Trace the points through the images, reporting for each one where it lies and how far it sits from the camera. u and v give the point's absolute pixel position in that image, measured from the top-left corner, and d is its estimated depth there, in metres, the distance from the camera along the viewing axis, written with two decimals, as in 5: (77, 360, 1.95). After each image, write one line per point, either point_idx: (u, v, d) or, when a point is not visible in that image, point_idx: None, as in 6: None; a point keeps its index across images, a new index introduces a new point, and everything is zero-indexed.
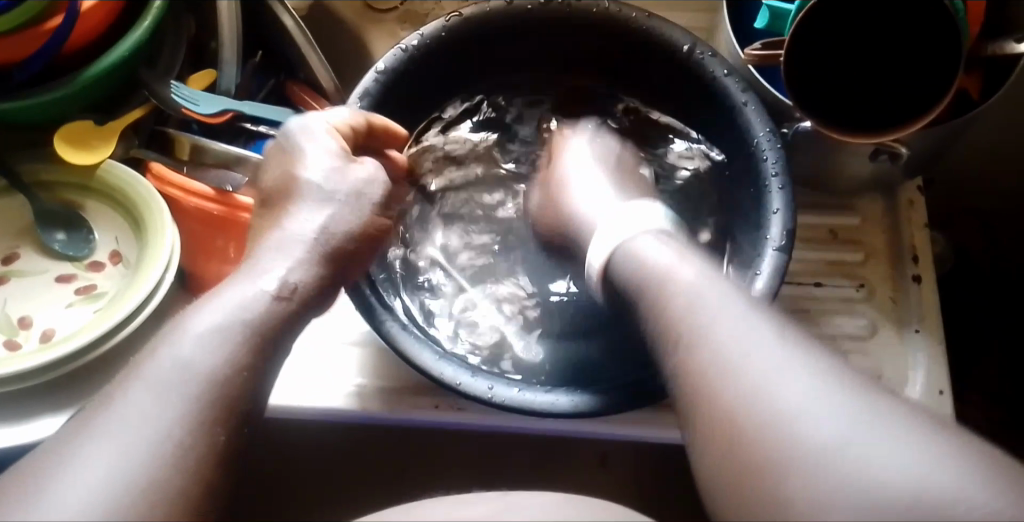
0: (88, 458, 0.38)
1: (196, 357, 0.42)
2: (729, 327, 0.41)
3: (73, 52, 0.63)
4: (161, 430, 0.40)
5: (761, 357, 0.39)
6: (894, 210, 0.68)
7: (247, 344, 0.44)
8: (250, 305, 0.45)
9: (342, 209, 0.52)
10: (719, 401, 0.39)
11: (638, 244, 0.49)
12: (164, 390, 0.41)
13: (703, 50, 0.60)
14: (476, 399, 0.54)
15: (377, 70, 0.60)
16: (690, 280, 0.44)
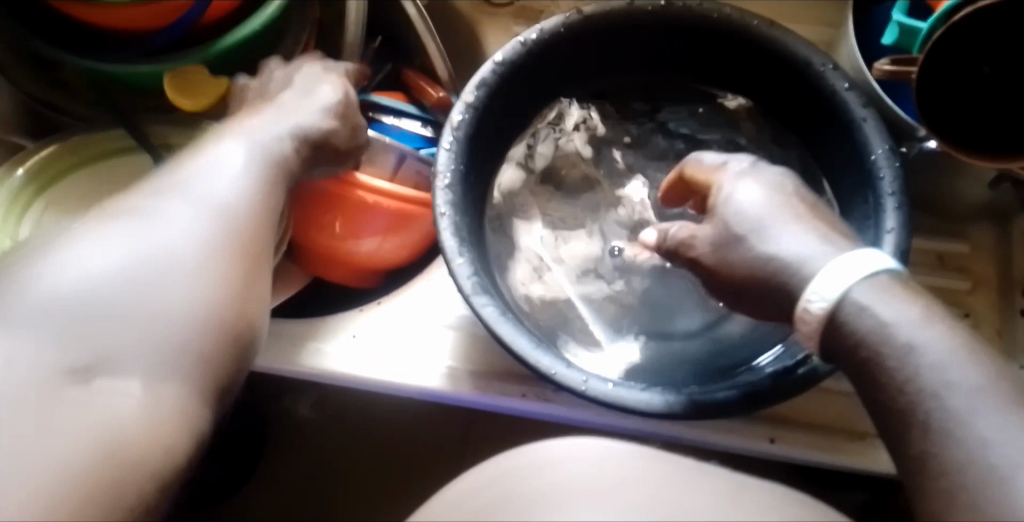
0: (82, 238, 0.46)
1: (183, 198, 0.50)
2: (979, 416, 0.41)
3: (208, 24, 0.66)
4: (111, 232, 0.46)
5: (1013, 443, 0.39)
6: (1008, 240, 0.66)
7: (221, 204, 0.50)
8: (225, 162, 0.53)
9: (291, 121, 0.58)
10: (969, 498, 0.39)
11: (867, 288, 0.45)
12: (132, 213, 0.48)
13: (825, 62, 0.59)
14: (570, 390, 0.53)
15: (495, 60, 0.60)
16: (921, 343, 0.43)
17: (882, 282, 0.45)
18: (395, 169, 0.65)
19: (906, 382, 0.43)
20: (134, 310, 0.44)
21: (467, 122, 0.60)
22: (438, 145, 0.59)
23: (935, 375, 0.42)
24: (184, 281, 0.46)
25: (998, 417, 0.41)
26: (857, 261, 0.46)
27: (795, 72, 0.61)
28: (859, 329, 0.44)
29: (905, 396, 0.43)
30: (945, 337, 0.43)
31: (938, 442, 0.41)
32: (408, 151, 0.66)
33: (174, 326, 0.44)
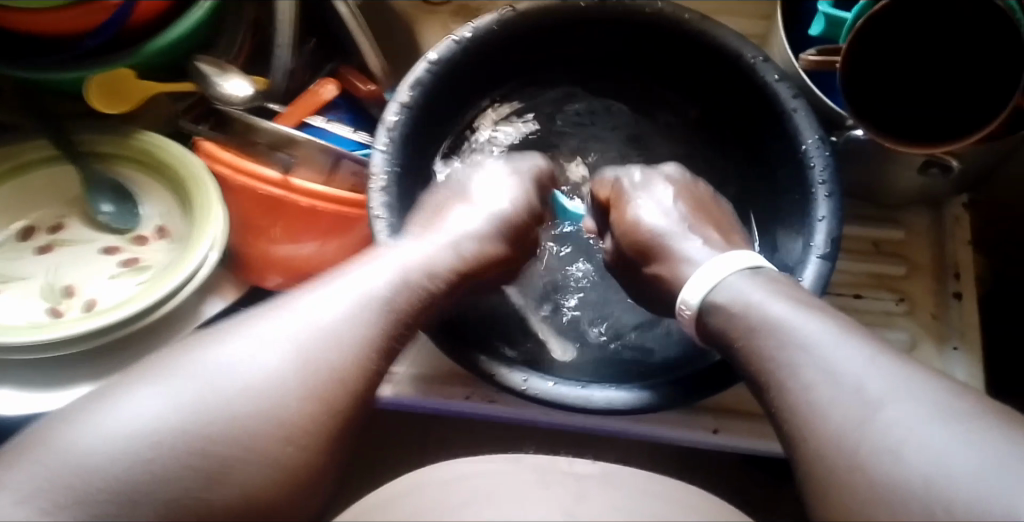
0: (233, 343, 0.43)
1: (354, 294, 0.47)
2: (841, 355, 0.42)
3: (134, 27, 0.64)
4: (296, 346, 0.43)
5: (874, 384, 0.41)
6: (940, 225, 0.67)
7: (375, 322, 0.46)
8: (368, 295, 0.47)
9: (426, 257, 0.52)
10: (839, 431, 0.40)
11: (722, 288, 0.51)
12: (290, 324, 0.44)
13: (757, 54, 0.59)
14: (512, 391, 0.53)
15: (428, 60, 0.60)
16: (781, 313, 0.46)
17: (736, 283, 0.50)
18: (331, 171, 0.64)
19: (790, 361, 0.44)
20: (246, 421, 0.40)
21: (401, 122, 0.59)
22: (372, 147, 0.58)
23: (817, 348, 0.43)
24: (294, 412, 0.41)
25: (862, 365, 0.42)
26: (733, 260, 0.52)
27: (730, 65, 0.61)
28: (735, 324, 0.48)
29: (768, 366, 0.45)
30: (817, 319, 0.45)
31: (803, 381, 0.43)
32: (344, 153, 0.63)
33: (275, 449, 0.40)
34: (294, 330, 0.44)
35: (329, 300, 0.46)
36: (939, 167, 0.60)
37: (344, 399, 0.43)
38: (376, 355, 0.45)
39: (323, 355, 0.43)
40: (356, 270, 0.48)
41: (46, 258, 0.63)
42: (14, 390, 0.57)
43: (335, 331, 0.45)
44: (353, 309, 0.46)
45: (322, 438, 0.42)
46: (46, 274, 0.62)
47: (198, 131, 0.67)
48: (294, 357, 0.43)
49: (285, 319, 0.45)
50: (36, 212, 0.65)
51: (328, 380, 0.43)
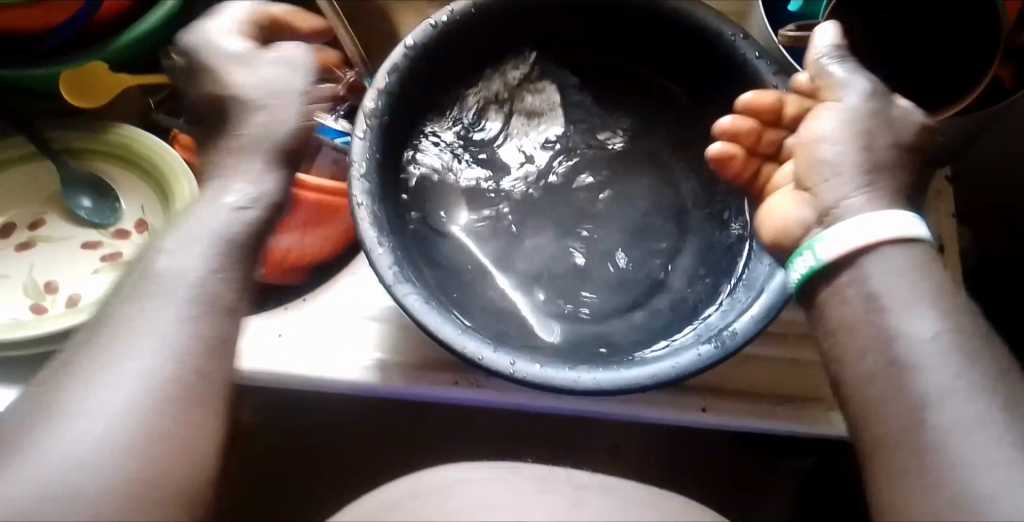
0: (97, 363, 0.41)
1: (192, 289, 0.44)
2: (916, 327, 0.40)
3: (105, 21, 0.63)
4: (159, 349, 0.42)
5: (940, 373, 0.39)
6: (922, 199, 0.68)
7: (220, 317, 0.44)
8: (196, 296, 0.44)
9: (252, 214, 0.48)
10: (909, 416, 0.39)
11: (884, 259, 0.43)
12: (157, 339, 0.42)
13: (736, 32, 0.59)
14: (500, 375, 0.53)
15: (406, 45, 0.60)
16: (894, 266, 0.42)
17: (899, 259, 0.42)
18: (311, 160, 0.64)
19: (872, 322, 0.42)
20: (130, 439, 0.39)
21: (381, 107, 0.59)
22: (352, 134, 0.58)
23: (884, 304, 0.41)
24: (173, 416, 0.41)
25: (934, 343, 0.40)
26: (883, 221, 0.43)
27: (708, 43, 0.61)
28: (864, 290, 0.42)
29: (845, 315, 0.43)
30: (918, 279, 0.42)
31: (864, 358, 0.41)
32: (324, 141, 0.64)
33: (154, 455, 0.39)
34: (124, 347, 0.42)
35: (154, 306, 0.43)
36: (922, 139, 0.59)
37: (197, 399, 0.42)
38: (207, 345, 0.43)
39: (164, 357, 0.42)
40: (192, 268, 0.45)
41: (25, 256, 0.62)
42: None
43: (167, 335, 0.42)
44: (195, 290, 0.44)
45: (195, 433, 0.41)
46: (26, 271, 0.61)
47: (172, 124, 0.66)
48: (145, 372, 0.41)
49: (134, 324, 0.43)
50: (14, 209, 0.64)
51: (179, 381, 0.41)
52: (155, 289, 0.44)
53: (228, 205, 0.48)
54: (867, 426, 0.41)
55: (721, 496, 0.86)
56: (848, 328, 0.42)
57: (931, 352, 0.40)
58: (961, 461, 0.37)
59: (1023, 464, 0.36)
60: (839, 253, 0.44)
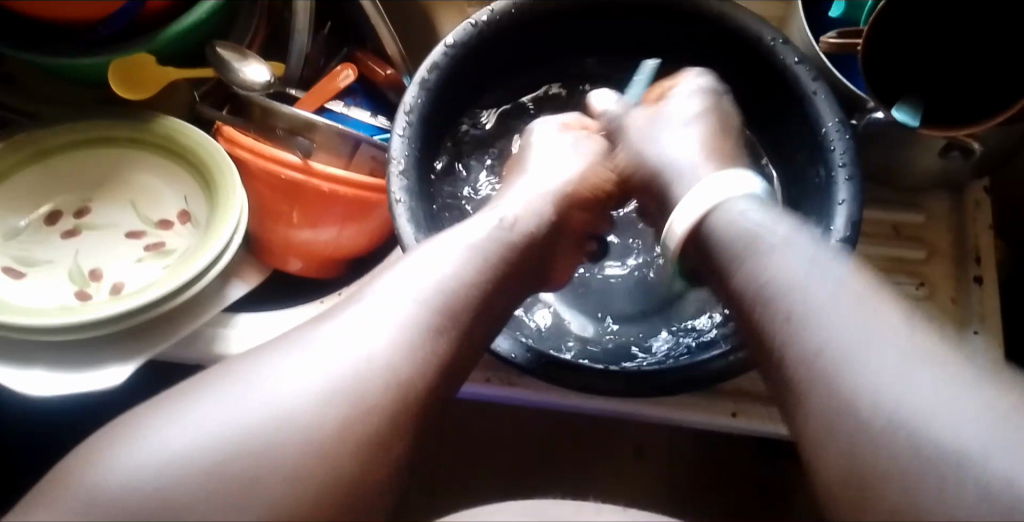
0: (288, 360, 0.41)
1: (435, 286, 0.45)
2: (844, 300, 0.40)
3: (154, 13, 0.65)
4: (381, 353, 0.41)
5: (874, 342, 0.38)
6: (959, 210, 0.67)
7: (433, 333, 0.43)
8: (435, 302, 0.45)
9: (483, 240, 0.50)
10: (845, 386, 0.37)
11: (725, 208, 0.49)
12: (332, 360, 0.41)
13: (776, 37, 0.59)
14: (532, 373, 0.53)
15: (446, 44, 0.60)
16: (785, 244, 0.44)
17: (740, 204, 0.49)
18: (350, 155, 0.65)
19: (773, 285, 0.42)
20: (267, 444, 0.38)
21: (419, 104, 0.59)
22: (391, 131, 0.59)
23: (794, 284, 0.41)
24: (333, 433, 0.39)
25: (866, 312, 0.39)
26: (719, 184, 0.51)
27: (747, 47, 0.61)
28: (733, 248, 0.46)
29: (756, 307, 0.43)
30: (813, 252, 0.43)
31: (787, 336, 0.40)
32: (363, 137, 0.63)
33: (328, 458, 0.38)
34: (360, 336, 0.42)
35: (392, 300, 0.44)
36: (959, 149, 0.59)
37: (403, 408, 0.41)
38: (434, 359, 0.43)
39: (389, 362, 0.41)
40: (403, 273, 0.46)
41: (72, 242, 0.64)
42: (41, 371, 0.58)
43: (393, 337, 0.42)
44: (418, 302, 0.44)
45: (366, 428, 0.39)
46: (72, 257, 0.63)
47: (217, 116, 0.67)
48: (341, 369, 0.40)
49: (357, 319, 0.43)
50: (62, 196, 0.66)
51: (390, 391, 0.40)
52: (419, 283, 0.45)
53: (510, 223, 0.53)
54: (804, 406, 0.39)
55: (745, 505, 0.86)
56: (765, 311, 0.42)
57: (871, 322, 0.38)
58: (912, 416, 0.35)
59: (976, 416, 0.35)
60: (694, 219, 0.50)
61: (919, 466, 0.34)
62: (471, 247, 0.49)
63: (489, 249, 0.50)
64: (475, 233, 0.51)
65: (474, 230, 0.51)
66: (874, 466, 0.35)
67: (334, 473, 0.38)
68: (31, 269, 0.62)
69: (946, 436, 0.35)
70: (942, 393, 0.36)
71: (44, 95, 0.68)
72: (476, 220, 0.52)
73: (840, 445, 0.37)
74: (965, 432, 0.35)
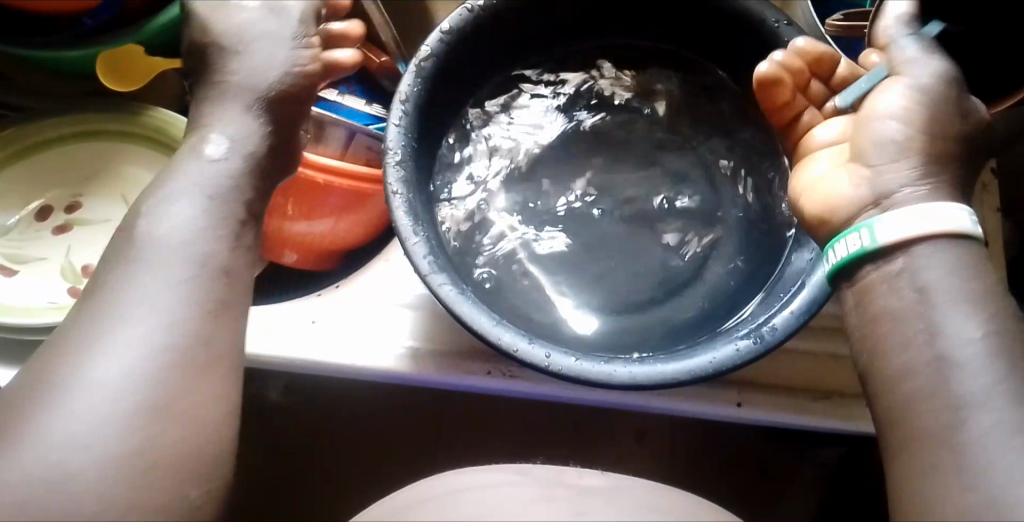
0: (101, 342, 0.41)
1: (190, 235, 0.46)
2: (974, 344, 0.40)
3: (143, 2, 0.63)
4: (170, 310, 0.43)
5: (981, 389, 0.39)
6: (967, 193, 0.66)
7: (205, 275, 0.45)
8: (200, 251, 0.46)
9: (220, 176, 0.49)
10: (937, 422, 0.39)
11: (929, 247, 0.42)
12: (135, 333, 0.42)
13: (779, 18, 0.58)
14: (533, 367, 0.51)
15: (441, 30, 0.59)
16: (940, 270, 0.42)
17: (951, 252, 0.42)
18: (344, 146, 0.64)
19: (903, 297, 0.42)
20: (111, 432, 0.39)
21: (415, 93, 0.58)
22: (386, 121, 0.57)
23: (932, 320, 0.41)
24: (162, 400, 0.40)
25: (987, 369, 0.39)
26: (935, 214, 0.43)
27: (749, 29, 0.60)
28: (908, 277, 0.42)
29: (871, 318, 0.44)
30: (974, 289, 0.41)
31: (891, 349, 0.42)
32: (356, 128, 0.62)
33: (170, 424, 0.40)
34: (151, 299, 0.43)
35: (166, 262, 0.45)
36: None
37: (217, 348, 0.44)
38: (220, 285, 0.46)
39: (182, 312, 0.43)
40: (165, 228, 0.46)
41: (63, 238, 0.62)
42: None
43: (179, 290, 0.44)
44: (187, 255, 0.45)
45: (214, 374, 0.43)
46: (64, 253, 0.62)
47: None
48: (145, 339, 0.42)
49: (140, 288, 0.44)
50: (53, 191, 0.64)
51: (192, 344, 0.43)
52: (177, 234, 0.46)
53: (224, 147, 0.51)
54: (892, 416, 0.41)
55: (742, 490, 0.85)
56: (876, 312, 0.43)
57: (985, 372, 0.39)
58: (988, 464, 0.37)
59: None
60: (896, 237, 0.43)
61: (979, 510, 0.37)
62: (215, 171, 0.50)
63: (238, 170, 0.50)
64: (215, 169, 0.50)
65: (215, 169, 0.50)
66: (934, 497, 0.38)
67: (184, 438, 0.40)
68: (22, 267, 0.61)
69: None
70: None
71: (36, 89, 0.68)
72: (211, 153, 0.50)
73: (917, 470, 0.39)
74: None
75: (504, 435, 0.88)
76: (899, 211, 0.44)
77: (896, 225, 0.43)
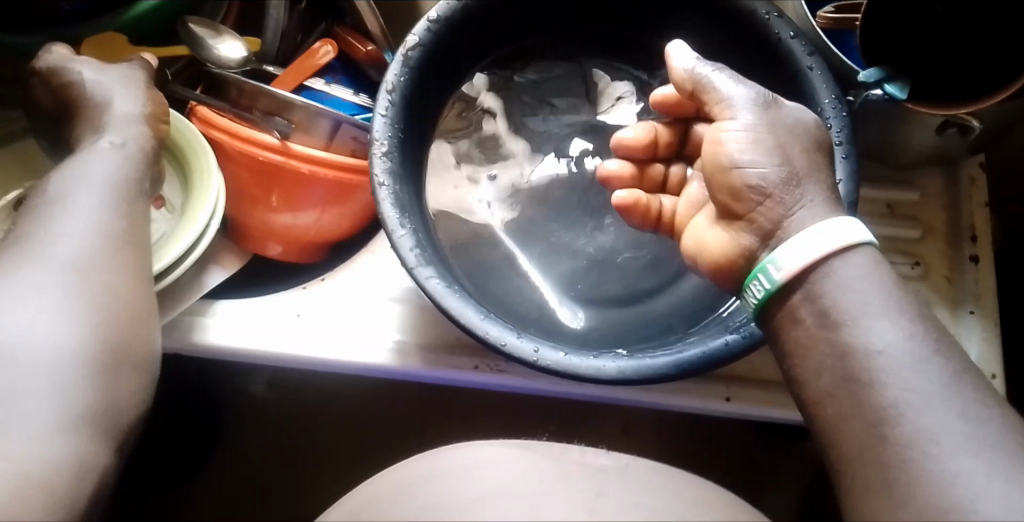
0: (20, 292, 0.45)
1: (97, 218, 0.49)
2: (894, 344, 0.40)
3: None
4: (79, 271, 0.46)
5: (909, 383, 0.39)
6: (954, 187, 0.66)
7: (113, 240, 0.49)
8: (100, 225, 0.49)
9: (119, 174, 0.51)
10: (876, 421, 0.39)
11: (847, 259, 0.43)
12: (66, 278, 0.46)
13: (771, 10, 0.57)
14: (521, 361, 0.51)
15: (429, 19, 0.58)
16: (867, 269, 0.42)
17: (858, 262, 0.43)
18: (330, 136, 0.62)
19: (829, 302, 0.42)
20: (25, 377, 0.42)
21: (403, 84, 0.57)
22: (373, 112, 0.56)
23: (858, 317, 0.41)
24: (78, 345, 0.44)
25: (909, 366, 0.39)
26: (834, 229, 0.43)
27: (740, 21, 0.59)
28: (822, 294, 0.42)
29: (801, 334, 0.43)
30: (887, 288, 0.42)
31: (818, 358, 0.42)
32: (343, 118, 0.61)
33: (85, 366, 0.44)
34: (61, 263, 0.46)
35: (67, 231, 0.48)
36: (958, 126, 0.58)
37: (133, 308, 0.48)
38: (129, 247, 0.50)
39: (91, 269, 0.47)
40: (73, 203, 0.49)
41: None
42: None
43: (91, 249, 0.48)
44: (94, 231, 0.48)
45: (134, 325, 0.48)
46: None
47: (191, 97, 0.64)
48: (63, 287, 0.45)
49: (53, 254, 0.46)
50: None
51: (106, 292, 0.47)
52: (79, 210, 0.49)
53: (119, 146, 0.52)
54: (834, 430, 0.41)
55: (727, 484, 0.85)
56: (804, 333, 0.43)
57: (904, 370, 0.39)
58: (937, 454, 0.37)
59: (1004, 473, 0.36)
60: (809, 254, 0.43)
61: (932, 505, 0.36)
62: (108, 164, 0.51)
63: (137, 160, 0.53)
64: (113, 162, 0.51)
65: (108, 162, 0.51)
66: (885, 501, 0.38)
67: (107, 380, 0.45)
68: None
69: (985, 474, 0.36)
70: (971, 444, 0.37)
71: None
72: (104, 149, 0.52)
73: (864, 478, 0.39)
74: (989, 473, 0.36)
75: (488, 430, 0.87)
76: (783, 244, 0.44)
77: (796, 246, 0.43)
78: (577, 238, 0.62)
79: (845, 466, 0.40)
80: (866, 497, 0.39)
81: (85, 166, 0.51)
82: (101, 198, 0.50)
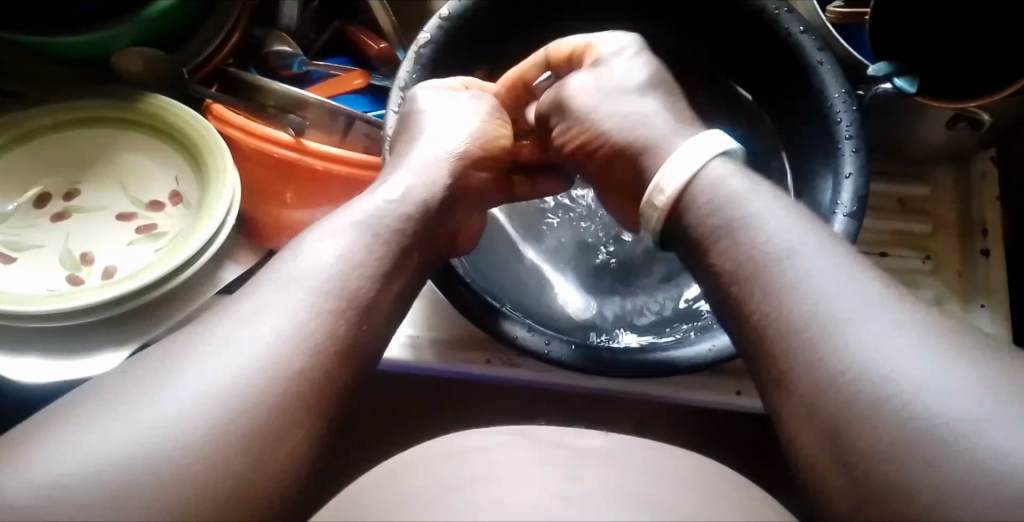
0: (172, 379, 0.38)
1: (301, 287, 0.43)
2: (831, 280, 0.39)
3: None
4: (244, 365, 0.39)
5: (861, 318, 0.37)
6: (965, 182, 0.66)
7: (303, 334, 0.41)
8: (290, 308, 0.42)
9: (353, 239, 0.46)
10: (834, 362, 0.37)
11: (717, 178, 0.46)
12: (219, 374, 0.38)
13: (780, 5, 0.58)
14: (533, 353, 0.52)
15: (441, 16, 0.59)
16: (776, 214, 0.43)
17: (731, 180, 0.46)
18: (344, 133, 0.63)
19: (748, 245, 0.42)
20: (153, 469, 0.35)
21: (416, 80, 0.58)
22: (386, 108, 0.57)
23: (788, 257, 0.41)
24: (216, 452, 0.36)
25: (853, 301, 0.38)
26: (708, 145, 0.47)
27: (749, 16, 0.59)
28: (720, 226, 0.44)
29: (740, 282, 0.42)
30: (810, 232, 0.42)
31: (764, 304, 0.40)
32: (357, 114, 0.62)
33: (211, 479, 0.35)
34: (230, 351, 0.39)
35: (247, 322, 0.41)
36: (969, 120, 0.58)
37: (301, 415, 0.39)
38: (329, 355, 0.41)
39: (270, 363, 0.39)
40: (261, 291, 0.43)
41: (61, 226, 0.62)
42: (34, 358, 0.57)
43: (271, 343, 0.40)
44: (278, 321, 0.41)
45: (280, 448, 0.38)
46: (61, 241, 0.62)
47: (206, 94, 0.66)
48: (221, 377, 0.38)
49: (218, 341, 0.40)
50: (50, 179, 0.64)
51: (261, 399, 0.38)
52: (261, 298, 0.42)
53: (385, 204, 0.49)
54: (789, 386, 0.38)
55: None
56: (746, 282, 0.41)
57: (846, 305, 0.38)
58: (903, 388, 0.35)
59: (983, 403, 0.34)
60: (681, 183, 0.46)
61: (907, 440, 0.34)
62: (368, 218, 0.48)
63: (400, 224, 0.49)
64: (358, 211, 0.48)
65: (323, 248, 0.45)
66: (859, 444, 0.35)
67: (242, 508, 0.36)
68: (20, 254, 0.60)
69: (962, 404, 0.34)
70: (940, 377, 0.35)
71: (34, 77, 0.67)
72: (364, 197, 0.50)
73: (830, 426, 0.36)
74: (968, 405, 0.34)
75: None
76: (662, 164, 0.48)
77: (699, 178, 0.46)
78: (586, 234, 0.63)
79: (805, 424, 0.37)
80: (835, 452, 0.35)
81: (329, 221, 0.48)
82: (301, 287, 0.43)
